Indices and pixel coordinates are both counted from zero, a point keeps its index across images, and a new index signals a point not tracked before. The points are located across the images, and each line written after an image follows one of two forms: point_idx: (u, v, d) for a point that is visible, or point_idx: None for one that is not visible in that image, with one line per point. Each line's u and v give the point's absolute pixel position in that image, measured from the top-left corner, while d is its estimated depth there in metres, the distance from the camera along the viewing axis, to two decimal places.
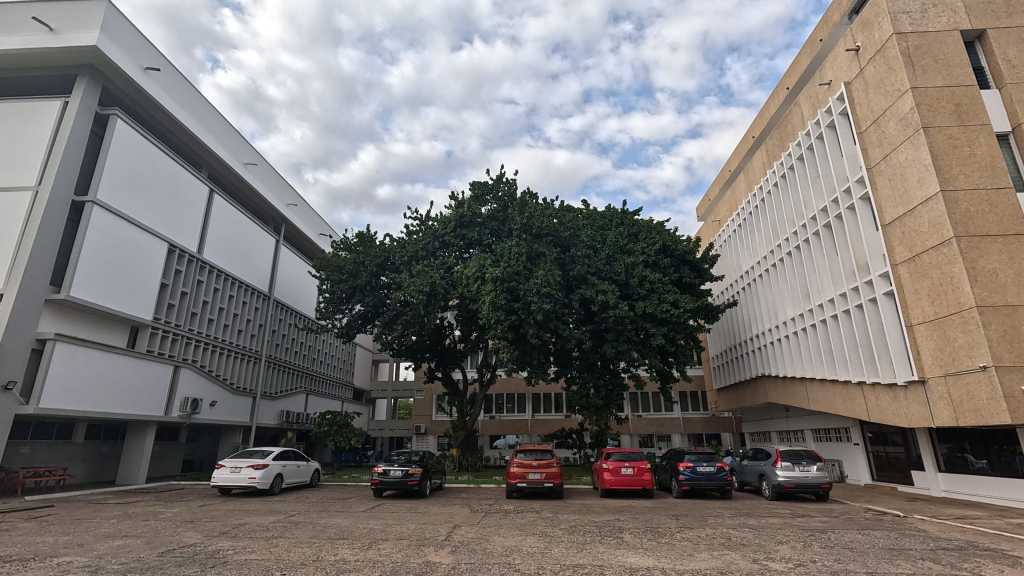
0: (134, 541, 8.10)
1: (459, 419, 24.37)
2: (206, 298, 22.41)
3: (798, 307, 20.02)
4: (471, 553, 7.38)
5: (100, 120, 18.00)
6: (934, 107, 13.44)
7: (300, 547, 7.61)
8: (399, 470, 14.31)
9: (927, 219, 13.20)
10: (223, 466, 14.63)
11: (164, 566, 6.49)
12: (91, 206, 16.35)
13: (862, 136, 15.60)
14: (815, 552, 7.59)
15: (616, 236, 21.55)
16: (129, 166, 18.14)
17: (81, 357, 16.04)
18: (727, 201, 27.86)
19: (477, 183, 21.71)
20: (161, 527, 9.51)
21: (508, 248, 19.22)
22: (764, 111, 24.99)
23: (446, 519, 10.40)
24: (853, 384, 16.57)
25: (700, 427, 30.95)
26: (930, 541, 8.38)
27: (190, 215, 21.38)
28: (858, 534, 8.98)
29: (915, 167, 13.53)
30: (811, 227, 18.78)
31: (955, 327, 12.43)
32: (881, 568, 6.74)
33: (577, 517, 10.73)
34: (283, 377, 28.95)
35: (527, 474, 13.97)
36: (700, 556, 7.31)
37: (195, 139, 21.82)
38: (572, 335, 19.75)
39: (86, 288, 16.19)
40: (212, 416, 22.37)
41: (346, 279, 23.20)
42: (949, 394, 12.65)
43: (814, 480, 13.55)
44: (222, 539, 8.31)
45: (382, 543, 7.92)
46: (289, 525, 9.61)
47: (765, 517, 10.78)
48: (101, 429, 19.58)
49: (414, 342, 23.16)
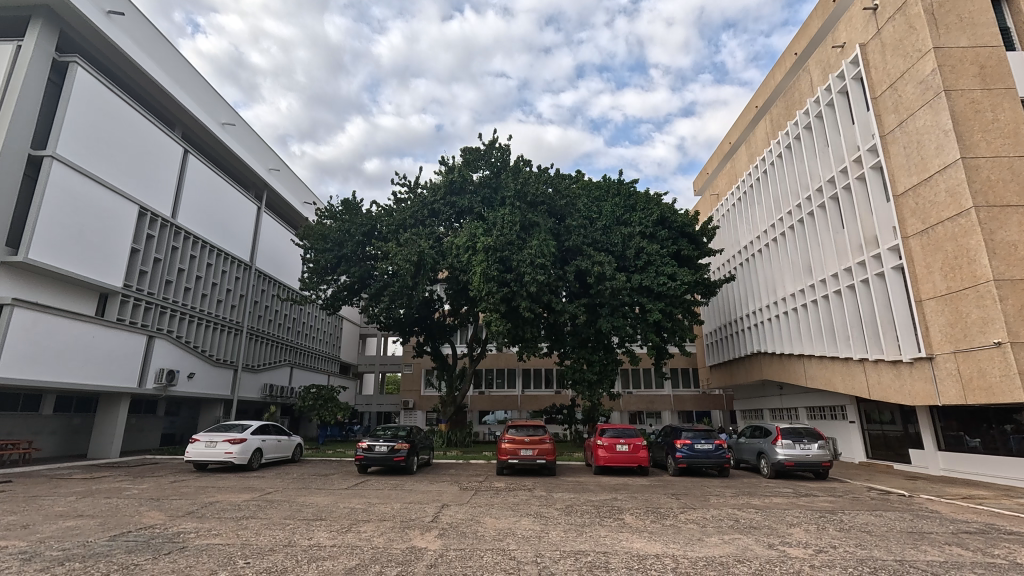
0: (86, 523, 7.28)
1: (447, 394, 23.84)
2: (181, 265, 21.25)
3: (799, 282, 19.50)
4: (462, 537, 6.65)
5: (59, 68, 16.56)
6: (957, 68, 12.64)
7: (271, 531, 6.85)
8: (384, 446, 13.63)
9: (944, 188, 12.52)
10: (197, 441, 13.82)
11: (111, 553, 5.63)
12: (49, 161, 15.06)
13: (877, 102, 14.78)
14: (832, 536, 7.02)
15: (612, 207, 20.75)
16: (93, 121, 16.79)
17: (44, 324, 15.04)
18: (726, 173, 27.05)
19: (470, 148, 20.65)
20: (122, 506, 8.72)
21: (501, 217, 18.32)
22: (770, 79, 24.00)
23: (434, 498, 9.77)
24: (854, 362, 16.11)
25: (690, 404, 30.85)
26: (948, 524, 7.88)
27: (162, 176, 20.05)
28: (871, 516, 8.46)
29: (933, 134, 12.79)
30: (817, 199, 18.08)
31: (969, 301, 11.91)
32: (911, 556, 6.12)
33: (572, 496, 10.13)
34: (266, 350, 27.95)
35: (518, 451, 13.40)
36: (711, 541, 6.69)
37: (166, 95, 20.44)
38: (567, 309, 19.00)
39: (46, 250, 15.00)
40: (191, 388, 21.46)
41: (332, 248, 22.19)
42: (959, 371, 12.19)
43: (815, 458, 13.14)
44: (186, 520, 7.55)
45: (364, 525, 7.22)
46: (262, 504, 8.86)
47: (769, 497, 10.27)
48: (72, 401, 18.66)
49: (402, 316, 22.41)
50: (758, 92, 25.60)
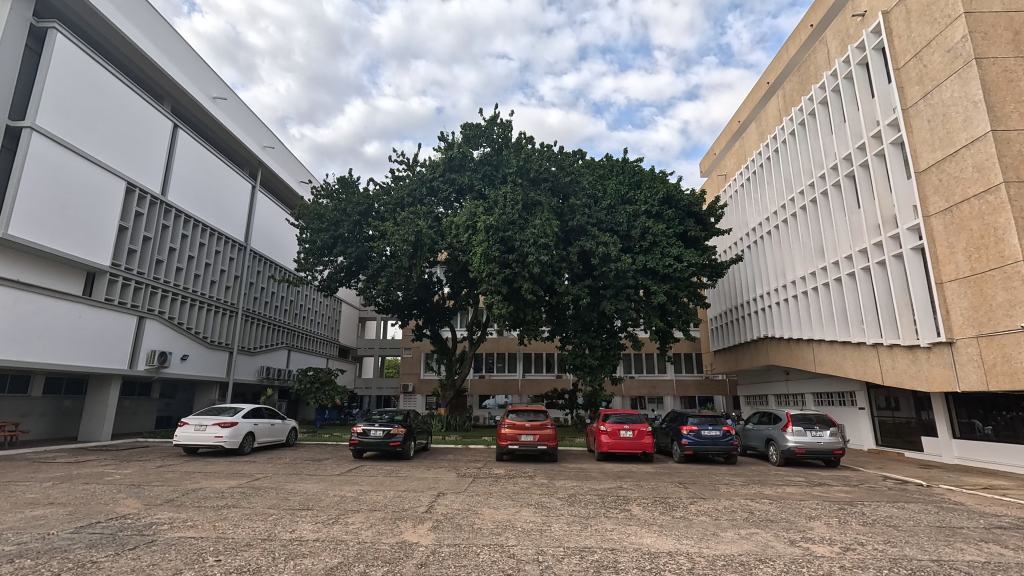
0: (53, 512, 6.76)
1: (446, 378, 23.43)
2: (172, 245, 20.60)
3: (810, 264, 18.86)
4: (457, 531, 6.14)
5: (37, 35, 15.77)
6: (989, 35, 11.86)
7: (251, 522, 6.34)
8: (379, 430, 13.17)
9: (971, 163, 11.83)
10: (185, 424, 13.34)
11: (70, 549, 5.08)
12: (29, 132, 14.38)
13: (900, 73, 13.98)
14: (858, 532, 6.49)
15: (617, 185, 20.03)
16: (75, 91, 16.02)
17: (27, 303, 14.47)
18: (735, 153, 26.24)
19: (470, 123, 19.90)
20: (99, 493, 8.21)
21: (503, 195, 17.67)
22: (783, 53, 23.09)
23: (429, 485, 9.30)
24: (867, 346, 15.55)
25: (693, 389, 30.48)
26: (978, 518, 7.37)
27: (151, 152, 19.32)
28: (894, 508, 7.94)
29: (961, 105, 12.06)
30: (831, 177, 17.35)
31: (995, 284, 11.28)
32: (948, 555, 5.58)
33: (575, 484, 9.65)
34: (261, 332, 27.39)
35: (519, 436, 12.91)
36: (727, 537, 6.17)
37: (153, 65, 19.65)
38: (569, 291, 18.33)
39: (28, 225, 14.35)
40: (184, 370, 20.97)
41: (328, 228, 21.55)
42: (981, 356, 11.64)
43: (827, 446, 12.63)
44: (163, 509, 7.05)
45: (353, 516, 6.72)
46: (247, 491, 8.38)
47: (781, 486, 9.79)
48: (62, 382, 18.20)
49: (401, 298, 21.86)
50: (770, 67, 24.68)
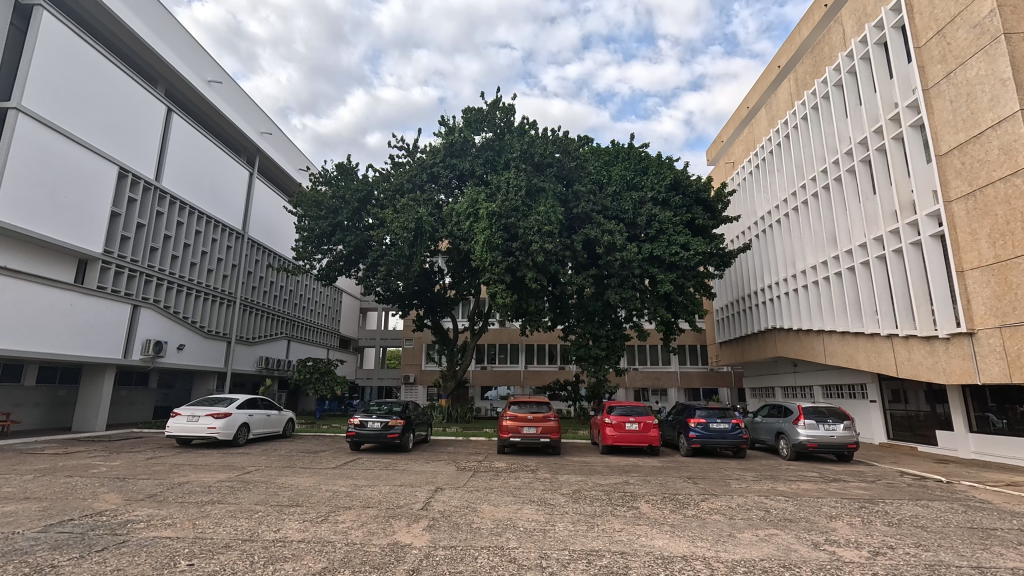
0: (26, 508, 6.36)
1: (447, 369, 23.01)
2: (167, 232, 20.14)
3: (821, 253, 18.29)
4: (454, 531, 5.71)
5: (23, 12, 15.26)
6: (1019, 8, 11.22)
7: (234, 520, 5.94)
8: (377, 422, 12.73)
9: (997, 145, 11.26)
10: (178, 415, 12.92)
11: (31, 551, 4.65)
12: (15, 114, 13.90)
13: (921, 51, 13.35)
14: (885, 533, 6.06)
15: (622, 172, 19.43)
16: (64, 72, 15.49)
17: (15, 290, 13.97)
18: (744, 140, 25.56)
19: (471, 107, 19.26)
20: (78, 487, 7.80)
21: (506, 180, 17.09)
22: (795, 35, 22.31)
23: (427, 480, 8.87)
24: (882, 337, 15.01)
25: (698, 382, 30.13)
26: (1009, 518, 6.92)
27: (144, 136, 18.80)
28: (918, 506, 7.50)
29: (987, 84, 11.47)
30: (845, 162, 16.79)
31: (1020, 271, 10.75)
32: (989, 562, 5.09)
33: (580, 479, 9.22)
34: (260, 322, 27.00)
35: (521, 429, 12.49)
36: (744, 539, 5.72)
37: (146, 47, 19.14)
38: (573, 281, 17.75)
39: (13, 209, 13.84)
40: (180, 360, 20.58)
41: (325, 216, 21.07)
42: (1004, 347, 11.13)
43: (840, 440, 12.13)
44: (142, 506, 6.64)
45: (343, 514, 6.30)
46: (236, 486, 7.96)
47: (797, 483, 9.32)
48: (56, 372, 17.88)
49: (401, 288, 21.35)
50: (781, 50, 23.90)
